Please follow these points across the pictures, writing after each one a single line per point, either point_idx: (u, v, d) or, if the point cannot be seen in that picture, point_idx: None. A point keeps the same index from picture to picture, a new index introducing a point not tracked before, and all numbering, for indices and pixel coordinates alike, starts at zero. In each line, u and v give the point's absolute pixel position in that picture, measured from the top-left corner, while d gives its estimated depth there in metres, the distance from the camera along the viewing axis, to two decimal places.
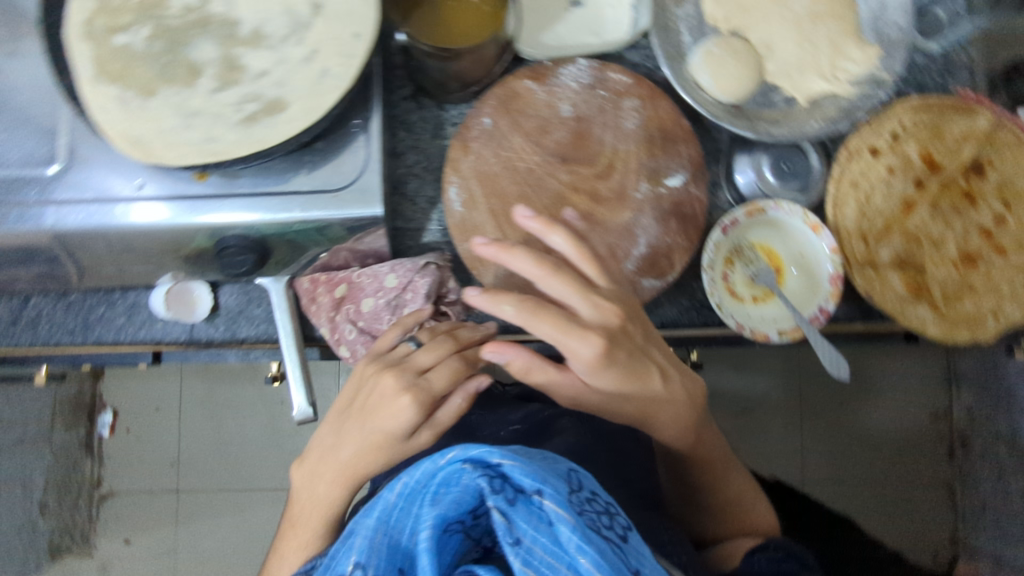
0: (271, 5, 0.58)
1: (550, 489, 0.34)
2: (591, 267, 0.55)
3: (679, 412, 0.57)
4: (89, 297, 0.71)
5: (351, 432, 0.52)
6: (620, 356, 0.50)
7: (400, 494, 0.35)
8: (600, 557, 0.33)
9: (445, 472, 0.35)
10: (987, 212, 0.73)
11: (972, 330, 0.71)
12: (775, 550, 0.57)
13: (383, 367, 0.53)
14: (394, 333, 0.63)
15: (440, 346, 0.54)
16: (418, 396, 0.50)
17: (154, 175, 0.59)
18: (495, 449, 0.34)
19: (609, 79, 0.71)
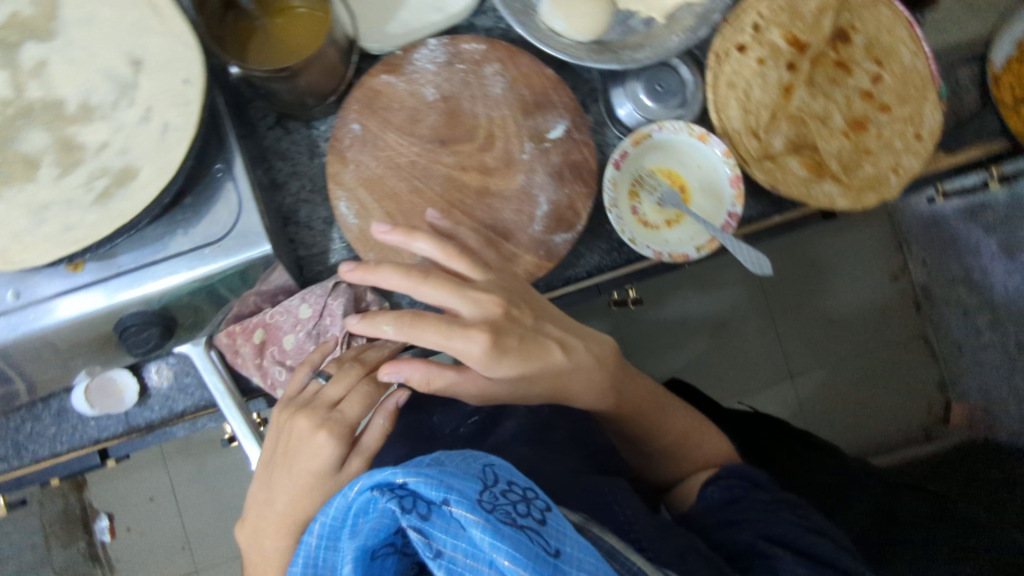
0: (89, 75, 0.55)
1: (456, 496, 0.37)
2: (461, 262, 0.59)
3: (591, 376, 0.61)
4: (11, 417, 0.68)
5: (282, 481, 0.56)
6: (511, 342, 0.55)
7: (321, 534, 0.39)
8: (515, 550, 0.36)
9: (360, 501, 0.38)
10: (862, 75, 0.74)
11: (878, 191, 0.72)
12: (727, 479, 0.64)
13: (295, 410, 0.59)
14: (304, 372, 0.63)
15: (348, 375, 0.59)
16: (334, 428, 0.55)
17: (27, 279, 0.56)
18: (398, 471, 0.37)
19: (464, 51, 0.70)
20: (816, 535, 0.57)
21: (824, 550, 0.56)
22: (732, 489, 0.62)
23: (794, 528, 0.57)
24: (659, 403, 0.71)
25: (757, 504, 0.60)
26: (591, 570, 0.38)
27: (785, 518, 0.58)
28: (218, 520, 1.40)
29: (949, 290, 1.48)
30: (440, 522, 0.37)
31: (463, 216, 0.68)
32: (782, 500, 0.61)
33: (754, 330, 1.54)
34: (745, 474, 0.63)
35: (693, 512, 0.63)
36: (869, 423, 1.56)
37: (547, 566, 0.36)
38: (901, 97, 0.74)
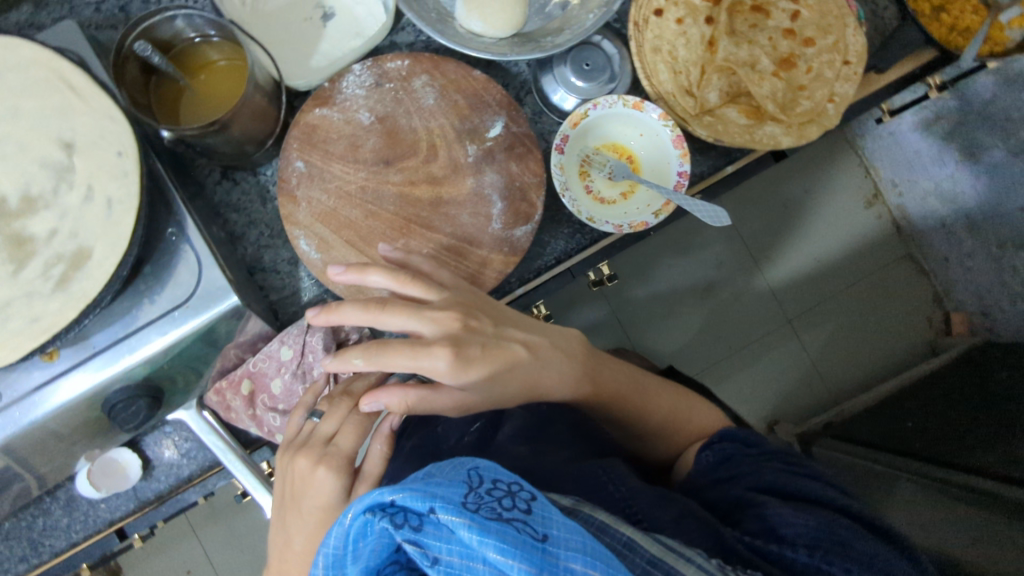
0: (25, 166, 0.56)
1: (442, 502, 0.38)
2: (417, 286, 0.60)
3: (561, 368, 0.63)
4: (21, 518, 0.68)
5: (296, 522, 0.57)
6: (473, 350, 0.56)
7: (327, 565, 0.40)
8: (502, 542, 0.36)
9: (356, 525, 0.39)
10: (780, 15, 0.76)
11: (819, 122, 0.72)
12: (718, 443, 0.64)
13: (294, 450, 0.60)
14: (299, 414, 0.64)
15: (338, 409, 0.60)
16: (332, 463, 0.57)
17: (5, 378, 0.56)
18: (385, 490, 0.38)
19: (389, 70, 0.70)
20: (806, 479, 0.58)
21: (814, 492, 0.56)
22: (725, 450, 0.62)
23: (783, 477, 0.58)
24: (639, 384, 0.72)
25: (748, 460, 0.60)
26: (580, 548, 0.38)
27: (773, 468, 0.59)
28: None
29: (923, 205, 1.50)
30: (431, 530, 0.38)
31: (422, 229, 0.68)
32: (772, 452, 0.61)
33: (744, 284, 1.55)
34: (734, 434, 0.64)
35: (692, 479, 0.63)
36: (875, 351, 1.57)
37: (536, 551, 0.37)
38: (822, 28, 0.74)
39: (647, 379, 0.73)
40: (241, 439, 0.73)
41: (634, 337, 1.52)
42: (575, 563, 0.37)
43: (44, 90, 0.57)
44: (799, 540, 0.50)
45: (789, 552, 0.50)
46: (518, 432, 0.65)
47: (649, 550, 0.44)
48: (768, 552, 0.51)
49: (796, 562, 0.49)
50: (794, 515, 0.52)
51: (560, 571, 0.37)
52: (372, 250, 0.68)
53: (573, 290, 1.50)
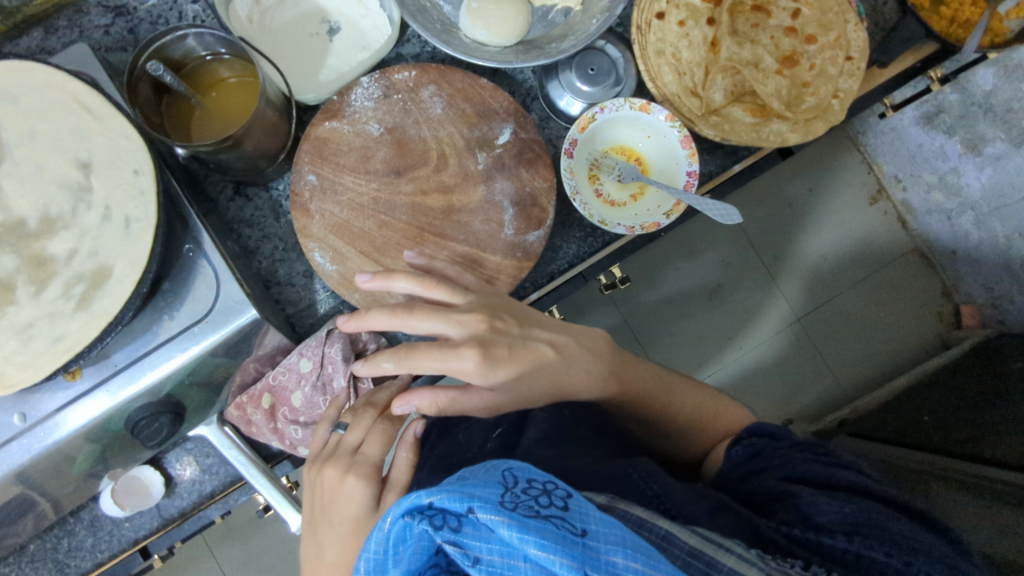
0: (43, 187, 0.57)
1: (480, 502, 0.39)
2: (440, 289, 0.62)
3: (587, 367, 0.64)
4: (44, 540, 0.67)
5: (328, 532, 0.56)
6: (500, 351, 0.58)
7: (367, 570, 0.41)
8: (542, 537, 0.37)
9: (395, 529, 0.40)
10: (781, 14, 0.77)
11: (825, 117, 0.72)
12: (749, 437, 0.65)
13: (322, 462, 0.60)
14: (324, 430, 0.64)
15: (363, 419, 0.62)
16: (360, 471, 0.57)
17: (29, 400, 0.57)
18: (423, 493, 0.39)
19: (397, 81, 0.71)
20: (838, 468, 0.59)
21: (847, 480, 0.57)
22: (754, 446, 0.64)
23: (815, 468, 0.58)
24: (666, 384, 0.73)
25: (778, 454, 0.62)
26: (620, 542, 0.39)
27: (805, 460, 0.60)
28: None
29: (927, 199, 1.50)
30: (471, 530, 0.39)
31: (436, 238, 0.69)
32: (801, 445, 0.62)
33: (751, 284, 1.55)
34: (761, 429, 0.65)
35: (722, 473, 0.65)
36: (885, 345, 1.57)
37: (576, 546, 0.38)
38: (823, 25, 0.75)
39: (675, 379, 0.74)
40: (262, 453, 0.73)
41: (644, 340, 1.52)
42: (616, 556, 0.38)
43: (59, 112, 0.57)
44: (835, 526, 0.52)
45: (827, 539, 0.51)
46: (544, 434, 0.65)
47: (687, 541, 0.45)
48: (806, 540, 0.51)
49: (834, 548, 0.50)
50: (828, 502, 0.54)
51: (601, 564, 0.38)
52: (387, 259, 0.68)
53: (582, 296, 1.50)
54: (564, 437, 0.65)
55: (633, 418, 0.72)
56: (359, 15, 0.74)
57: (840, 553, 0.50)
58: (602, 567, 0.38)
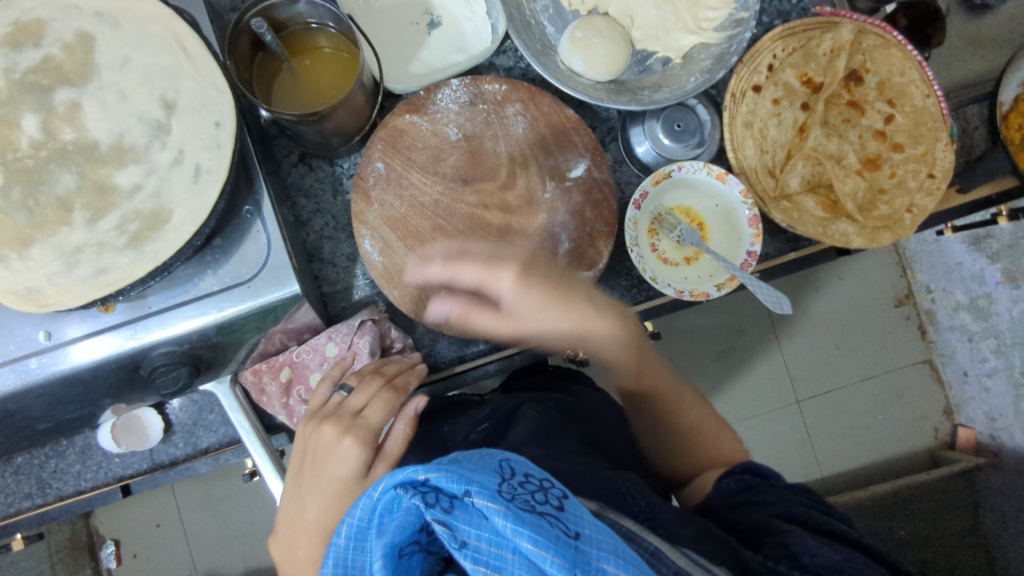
0: (121, 116, 0.56)
1: (477, 487, 0.37)
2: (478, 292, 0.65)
3: (608, 323, 0.68)
4: (35, 455, 0.68)
5: (313, 490, 0.56)
6: (536, 279, 0.66)
7: (348, 536, 0.39)
8: (536, 534, 0.36)
9: (384, 500, 0.38)
10: (875, 115, 0.76)
11: (893, 229, 0.72)
12: (743, 472, 0.59)
13: (321, 419, 0.59)
14: (325, 387, 0.63)
15: (368, 386, 0.61)
16: (359, 435, 0.57)
17: (59, 319, 0.57)
18: (419, 468, 0.37)
19: (486, 91, 0.70)
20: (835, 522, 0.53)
21: (840, 532, 0.52)
22: (746, 478, 0.59)
23: (812, 515, 0.53)
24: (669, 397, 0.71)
25: (770, 491, 0.56)
26: (612, 551, 0.38)
27: (803, 505, 0.54)
28: (226, 546, 1.40)
29: (953, 316, 1.49)
30: (462, 514, 0.37)
31: (487, 254, 0.69)
32: (798, 488, 0.56)
33: (761, 349, 1.55)
34: (763, 470, 0.59)
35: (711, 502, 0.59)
36: (876, 446, 1.56)
37: (569, 548, 0.37)
38: (913, 137, 0.74)
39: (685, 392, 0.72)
40: (263, 420, 0.73)
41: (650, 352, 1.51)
42: (607, 564, 0.37)
43: (155, 47, 0.57)
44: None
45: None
46: (533, 434, 0.61)
47: (675, 561, 0.43)
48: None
49: None
50: (818, 545, 0.49)
51: (592, 569, 0.37)
52: (434, 263, 0.68)
53: None
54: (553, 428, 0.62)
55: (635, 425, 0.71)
56: (463, 17, 0.73)
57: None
58: (592, 572, 0.37)
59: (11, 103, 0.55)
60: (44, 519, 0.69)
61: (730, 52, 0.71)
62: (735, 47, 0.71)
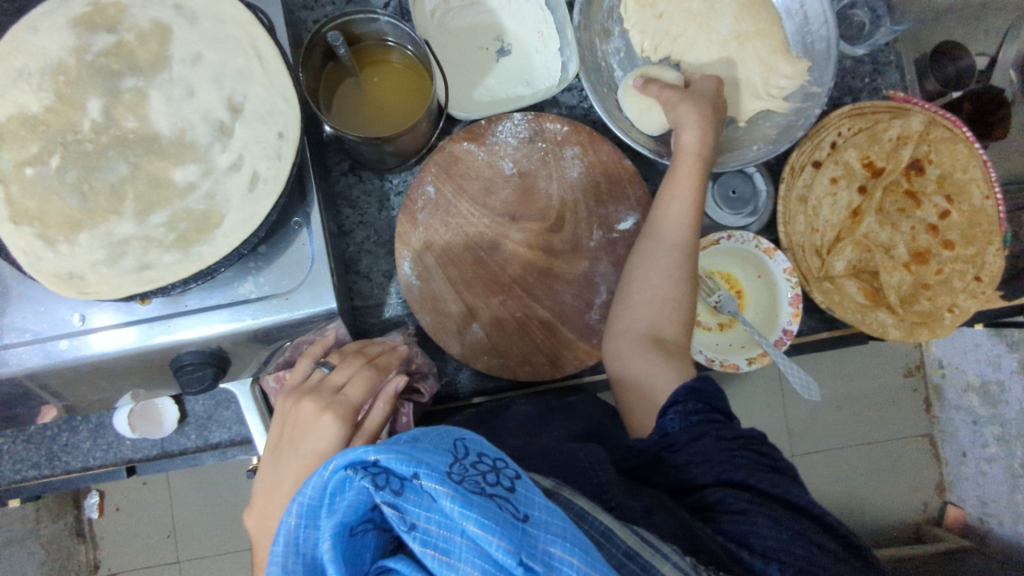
0: (186, 111, 0.56)
1: (427, 470, 0.38)
2: (514, 326, 0.68)
3: (682, 203, 0.62)
4: (49, 427, 0.68)
5: (290, 463, 0.53)
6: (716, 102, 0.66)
7: (300, 515, 0.39)
8: (484, 516, 0.36)
9: (335, 479, 0.38)
10: (931, 208, 0.74)
11: (931, 327, 0.71)
12: (690, 405, 0.54)
13: (299, 397, 0.57)
14: (306, 363, 0.63)
15: (351, 364, 0.60)
16: (338, 412, 0.55)
17: (95, 304, 0.57)
18: (369, 449, 0.37)
19: (547, 130, 0.70)
20: (778, 477, 0.51)
21: (789, 491, 0.50)
22: (693, 422, 0.53)
23: (757, 473, 0.51)
24: (666, 268, 0.61)
25: (718, 446, 0.52)
26: (559, 533, 0.38)
27: (747, 459, 0.51)
28: (209, 515, 1.39)
29: (963, 396, 1.45)
30: (413, 496, 0.38)
31: (523, 294, 0.68)
32: (743, 436, 0.53)
33: (763, 396, 1.52)
34: (710, 413, 0.54)
35: (647, 443, 0.56)
36: (864, 511, 1.54)
37: (517, 531, 0.37)
38: (966, 237, 0.72)
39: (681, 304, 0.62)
40: None
41: None
42: (554, 547, 0.37)
43: (229, 48, 0.56)
44: (769, 553, 0.45)
45: (758, 564, 0.45)
46: None
47: (626, 542, 0.42)
48: (740, 561, 0.46)
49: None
50: (768, 526, 0.46)
51: (538, 552, 0.37)
52: (469, 295, 0.68)
53: None
54: (549, 428, 0.63)
55: (613, 306, 0.66)
56: (535, 50, 0.71)
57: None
58: (538, 555, 0.37)
59: (79, 84, 0.55)
60: (47, 490, 0.69)
61: (798, 126, 0.71)
62: (803, 121, 0.70)
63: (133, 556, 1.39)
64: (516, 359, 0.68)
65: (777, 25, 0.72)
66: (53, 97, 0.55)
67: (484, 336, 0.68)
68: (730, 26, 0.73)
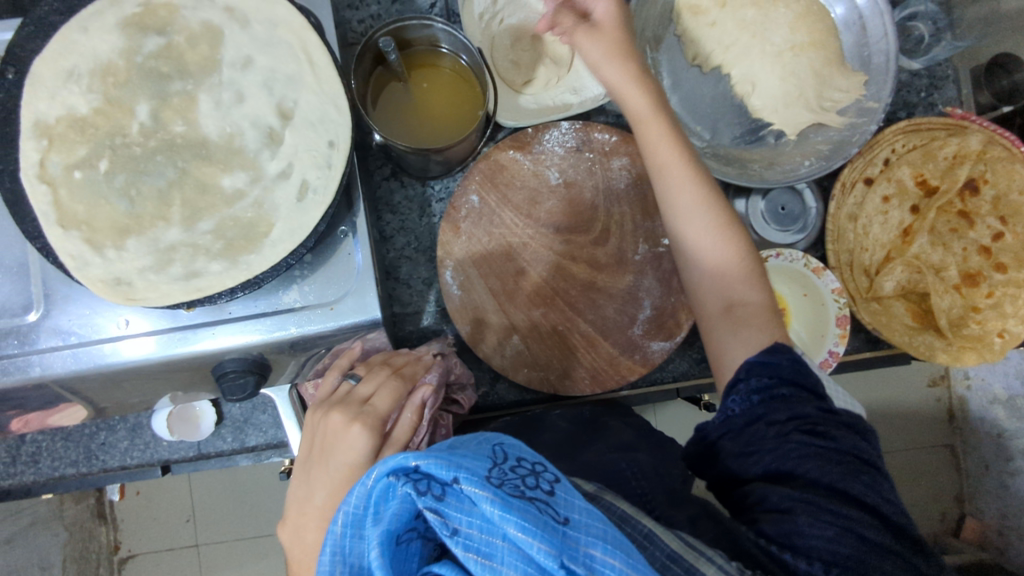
0: (235, 117, 0.55)
1: (466, 474, 0.36)
2: (553, 340, 0.67)
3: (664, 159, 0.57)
4: (86, 425, 0.69)
5: (321, 477, 0.52)
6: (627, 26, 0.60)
7: (345, 524, 0.38)
8: (524, 519, 0.35)
9: (378, 488, 0.37)
10: (983, 229, 0.70)
11: (979, 353, 0.69)
12: (764, 380, 0.49)
13: (329, 408, 0.56)
14: (333, 376, 0.61)
15: (377, 375, 0.58)
16: (366, 421, 0.53)
17: (138, 309, 0.56)
18: (411, 454, 0.36)
19: (594, 139, 0.69)
20: (842, 468, 0.45)
21: (847, 485, 0.44)
22: (753, 402, 0.49)
23: (812, 462, 0.45)
24: (703, 238, 0.57)
25: (768, 432, 0.47)
26: (601, 535, 0.37)
27: (801, 444, 0.46)
28: (227, 503, 1.32)
29: (988, 409, 1.15)
30: (454, 501, 0.36)
31: (565, 306, 0.67)
32: (799, 416, 0.47)
33: None
34: (775, 392, 0.48)
35: (708, 429, 0.52)
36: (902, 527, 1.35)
37: (556, 534, 0.35)
38: (1020, 260, 0.68)
39: (743, 264, 0.57)
40: None
41: None
42: (595, 550, 0.36)
43: (281, 53, 0.55)
44: (813, 552, 0.42)
45: (801, 566, 0.42)
46: None
47: (668, 544, 0.41)
48: (782, 564, 0.42)
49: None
50: (809, 524, 0.42)
51: (580, 555, 0.36)
52: (511, 306, 0.67)
53: None
54: (589, 438, 0.62)
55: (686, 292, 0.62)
56: None
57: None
58: (580, 559, 0.35)
59: (128, 86, 0.54)
60: (84, 487, 0.70)
61: (852, 141, 0.68)
62: (858, 137, 0.68)
63: (149, 539, 1.32)
64: (557, 372, 0.67)
65: (833, 37, 0.70)
66: (101, 99, 0.54)
67: (526, 349, 0.67)
68: (785, 36, 0.71)
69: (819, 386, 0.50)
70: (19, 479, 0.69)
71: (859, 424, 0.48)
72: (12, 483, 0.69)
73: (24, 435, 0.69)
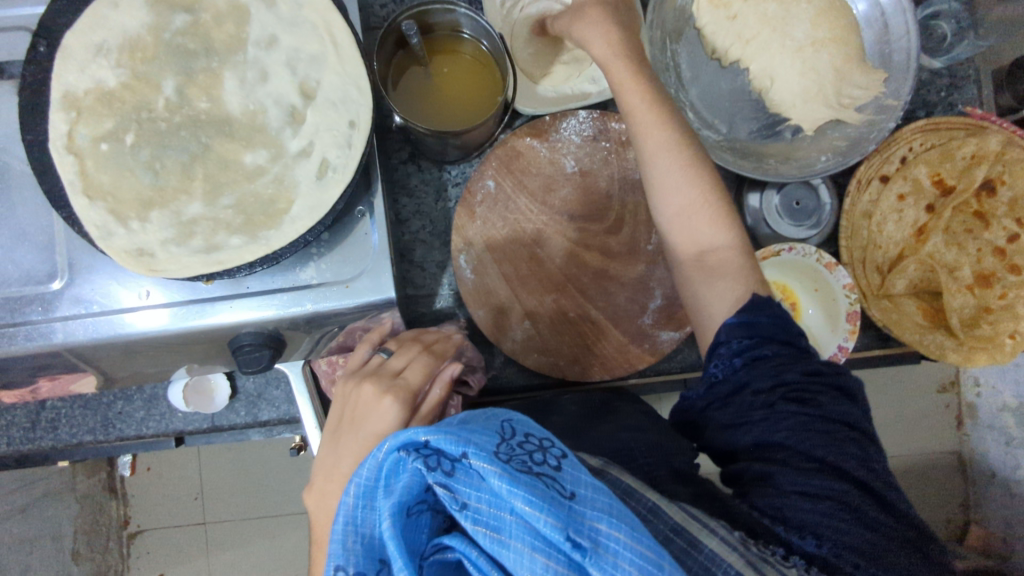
0: (259, 95, 0.56)
1: (475, 449, 0.37)
2: (563, 327, 0.68)
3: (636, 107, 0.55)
4: (105, 395, 0.71)
5: (350, 444, 0.52)
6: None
7: (357, 495, 0.39)
8: (531, 495, 0.35)
9: (388, 462, 0.38)
10: (999, 231, 0.70)
11: (989, 352, 0.67)
12: (740, 338, 0.49)
13: (360, 379, 0.56)
14: (364, 349, 0.62)
15: (408, 351, 0.60)
16: (399, 394, 0.54)
17: (158, 280, 0.57)
18: (420, 430, 0.37)
19: (611, 129, 0.69)
20: (828, 438, 0.46)
21: (834, 455, 0.46)
22: (738, 368, 0.49)
23: (799, 434, 0.46)
24: (676, 184, 0.54)
25: (754, 403, 0.48)
26: (605, 510, 0.37)
27: (787, 412, 0.47)
28: (235, 482, 1.33)
29: (996, 416, 1.12)
30: (463, 477, 0.37)
31: (577, 294, 0.68)
32: (785, 384, 0.48)
33: None
34: (755, 352, 0.49)
35: (700, 399, 0.52)
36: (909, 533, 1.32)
37: (563, 508, 0.36)
38: None
39: (711, 206, 0.55)
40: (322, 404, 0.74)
41: None
42: (600, 524, 0.36)
43: (305, 32, 0.56)
44: (806, 527, 0.43)
45: (795, 540, 0.43)
46: None
47: (674, 518, 0.42)
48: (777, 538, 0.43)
49: (799, 550, 0.43)
50: (801, 501, 0.44)
51: (585, 529, 0.36)
52: (525, 293, 0.68)
53: None
54: (596, 419, 0.63)
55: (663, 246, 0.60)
56: None
57: (805, 556, 0.43)
58: (584, 532, 0.36)
59: (155, 62, 0.55)
60: (100, 455, 0.72)
61: (869, 139, 0.68)
62: (875, 134, 0.67)
63: (163, 516, 1.33)
64: (566, 358, 0.67)
65: (854, 33, 0.70)
66: (128, 74, 0.55)
67: (536, 333, 0.68)
68: (806, 31, 0.71)
69: (799, 339, 0.50)
70: (37, 444, 0.71)
71: (846, 387, 0.49)
72: (30, 448, 0.71)
73: (44, 402, 0.71)
